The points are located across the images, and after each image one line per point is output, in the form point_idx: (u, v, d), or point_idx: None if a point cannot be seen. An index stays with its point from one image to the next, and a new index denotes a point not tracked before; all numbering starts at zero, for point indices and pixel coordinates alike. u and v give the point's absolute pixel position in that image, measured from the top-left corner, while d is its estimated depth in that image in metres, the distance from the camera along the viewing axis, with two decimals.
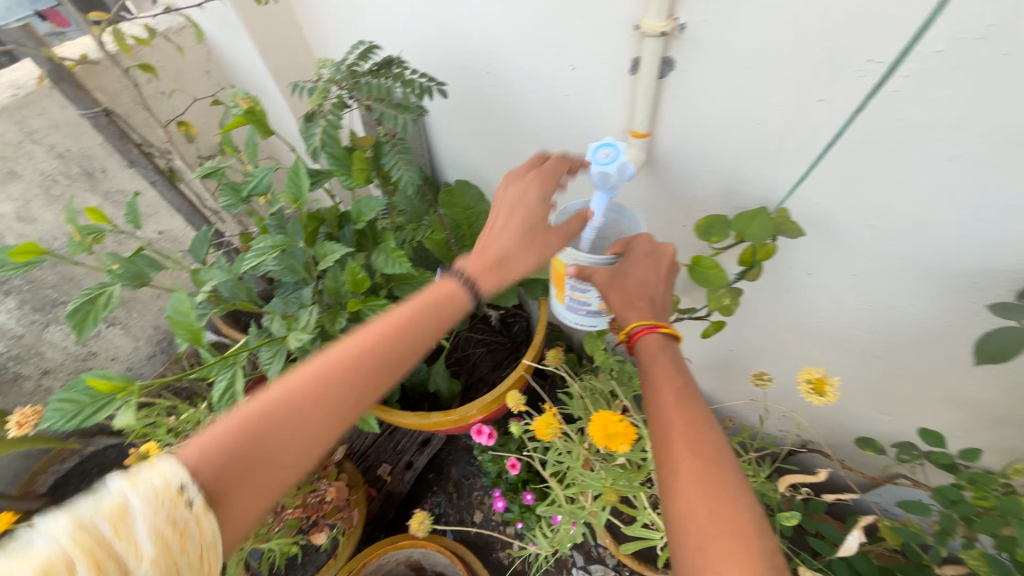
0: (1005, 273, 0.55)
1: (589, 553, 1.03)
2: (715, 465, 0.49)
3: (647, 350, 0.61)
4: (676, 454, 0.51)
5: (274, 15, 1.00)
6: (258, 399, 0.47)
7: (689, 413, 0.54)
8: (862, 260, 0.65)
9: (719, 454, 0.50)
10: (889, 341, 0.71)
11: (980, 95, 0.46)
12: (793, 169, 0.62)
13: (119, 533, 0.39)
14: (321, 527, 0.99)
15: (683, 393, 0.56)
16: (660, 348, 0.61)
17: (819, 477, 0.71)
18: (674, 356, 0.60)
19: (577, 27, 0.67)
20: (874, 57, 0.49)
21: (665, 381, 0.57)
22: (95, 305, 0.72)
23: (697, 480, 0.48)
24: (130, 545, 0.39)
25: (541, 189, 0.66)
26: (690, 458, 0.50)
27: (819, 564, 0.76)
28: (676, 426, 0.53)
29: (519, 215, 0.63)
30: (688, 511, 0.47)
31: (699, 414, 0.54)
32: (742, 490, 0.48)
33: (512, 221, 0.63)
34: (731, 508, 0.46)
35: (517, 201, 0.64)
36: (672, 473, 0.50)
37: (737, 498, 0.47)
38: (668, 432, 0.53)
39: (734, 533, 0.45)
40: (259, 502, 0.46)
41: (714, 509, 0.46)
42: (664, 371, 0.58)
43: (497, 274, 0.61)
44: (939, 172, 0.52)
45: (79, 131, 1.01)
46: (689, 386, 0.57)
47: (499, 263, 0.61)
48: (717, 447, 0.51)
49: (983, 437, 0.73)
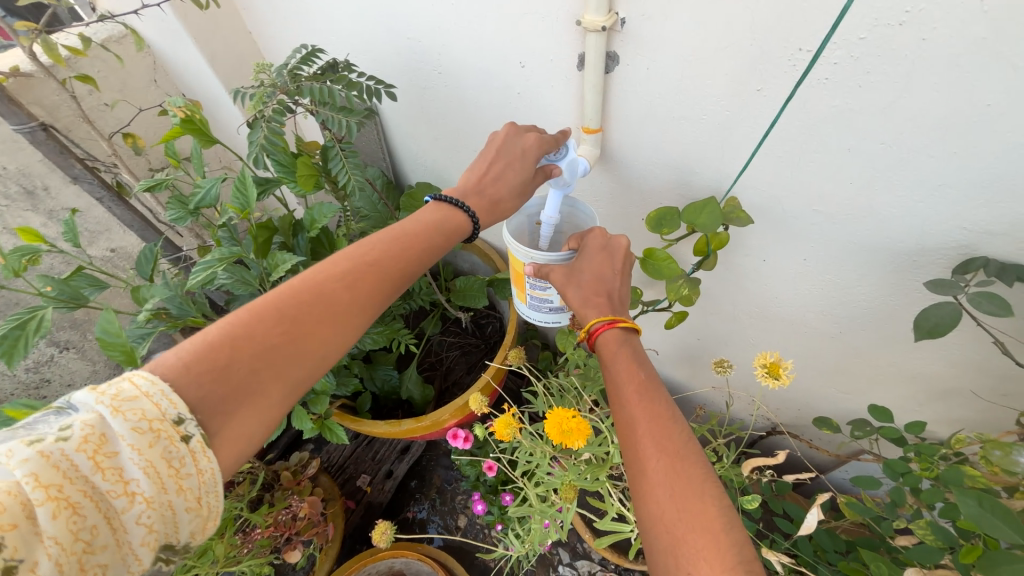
0: (939, 251, 0.57)
1: (575, 549, 1.00)
2: (682, 461, 0.47)
3: (608, 346, 0.60)
4: (643, 452, 0.49)
5: (219, 20, 0.97)
6: (246, 316, 0.46)
7: (654, 408, 0.52)
8: (810, 245, 0.67)
9: (686, 448, 0.48)
10: (841, 322, 0.73)
11: (903, 81, 0.48)
12: (738, 159, 0.63)
13: (102, 471, 0.35)
14: (295, 545, 0.95)
15: (646, 386, 0.54)
16: (620, 342, 0.60)
17: (779, 460, 0.74)
18: (635, 350, 0.59)
19: (523, 25, 0.67)
20: (804, 46, 0.50)
21: (628, 376, 0.56)
22: (25, 331, 0.69)
23: (664, 477, 0.46)
24: (117, 481, 0.35)
25: (506, 153, 0.66)
26: (657, 455, 0.48)
27: (787, 544, 0.78)
28: (642, 423, 0.51)
29: (520, 162, 0.66)
30: (657, 511, 0.45)
31: (664, 408, 0.52)
32: (711, 483, 0.46)
33: (511, 167, 0.66)
34: (700, 503, 0.44)
35: (514, 147, 0.66)
36: (641, 471, 0.48)
37: (706, 492, 0.45)
38: (634, 430, 0.51)
39: (702, 527, 0.43)
40: (262, 421, 0.44)
41: (683, 506, 0.44)
42: (627, 367, 0.57)
43: (445, 234, 0.62)
44: (874, 157, 0.54)
45: (15, 148, 0.94)
46: (652, 379, 0.56)
47: (445, 222, 0.62)
48: (683, 441, 0.49)
49: (933, 410, 0.75)
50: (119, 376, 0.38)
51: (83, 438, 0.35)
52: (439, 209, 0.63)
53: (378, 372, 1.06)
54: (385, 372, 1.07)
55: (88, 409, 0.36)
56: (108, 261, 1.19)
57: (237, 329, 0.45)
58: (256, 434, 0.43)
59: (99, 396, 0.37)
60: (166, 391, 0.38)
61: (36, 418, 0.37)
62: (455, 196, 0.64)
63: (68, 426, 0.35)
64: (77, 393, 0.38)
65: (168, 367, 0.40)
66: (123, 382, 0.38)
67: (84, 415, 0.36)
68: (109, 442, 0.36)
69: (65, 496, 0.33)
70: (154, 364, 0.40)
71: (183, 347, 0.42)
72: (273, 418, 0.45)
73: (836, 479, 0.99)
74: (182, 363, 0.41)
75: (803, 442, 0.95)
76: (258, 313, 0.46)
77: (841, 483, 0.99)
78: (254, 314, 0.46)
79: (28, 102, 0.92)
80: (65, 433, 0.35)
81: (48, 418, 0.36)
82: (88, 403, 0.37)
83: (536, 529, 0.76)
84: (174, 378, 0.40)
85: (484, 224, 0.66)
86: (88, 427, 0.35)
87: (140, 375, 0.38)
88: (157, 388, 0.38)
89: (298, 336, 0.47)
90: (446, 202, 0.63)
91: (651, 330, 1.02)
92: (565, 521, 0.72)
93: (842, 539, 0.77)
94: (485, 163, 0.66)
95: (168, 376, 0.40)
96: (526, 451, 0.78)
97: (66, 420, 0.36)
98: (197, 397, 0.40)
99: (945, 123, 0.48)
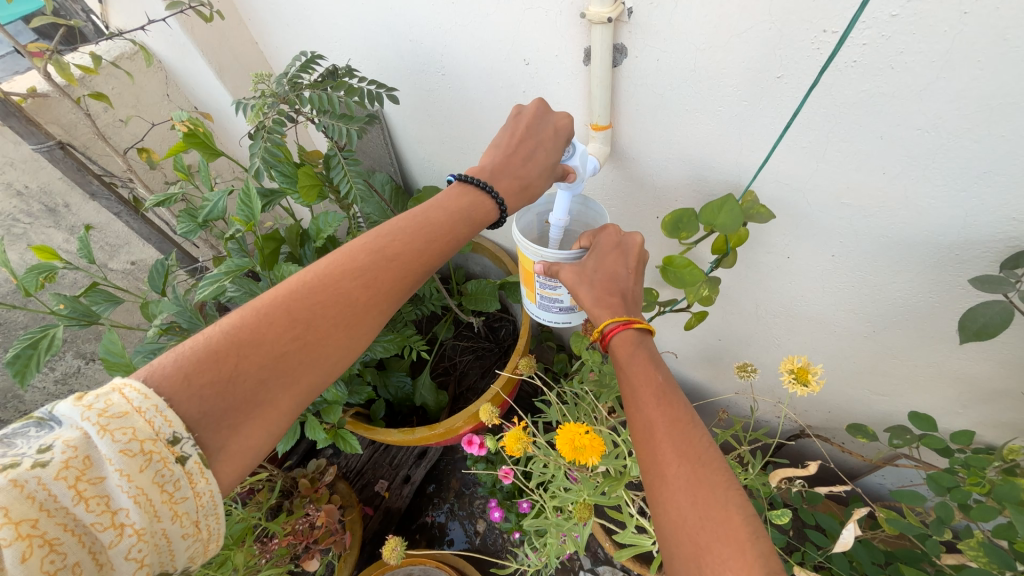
0: (983, 244, 0.52)
1: (596, 554, 0.97)
2: (703, 467, 0.44)
3: (622, 348, 0.57)
4: (661, 458, 0.46)
5: (224, 32, 0.98)
6: (251, 321, 0.44)
7: (672, 413, 0.49)
8: (838, 241, 0.62)
9: (707, 454, 0.45)
10: (874, 320, 0.68)
11: (942, 61, 0.43)
12: (756, 152, 0.60)
13: (85, 501, 0.33)
14: (313, 554, 0.94)
15: (664, 390, 0.51)
16: (635, 344, 0.56)
17: (810, 471, 0.70)
18: (650, 352, 0.56)
19: (527, 23, 0.64)
20: (829, 27, 0.46)
21: (644, 379, 0.53)
22: (37, 350, 0.71)
23: (685, 484, 0.43)
24: (103, 512, 0.34)
25: (536, 130, 0.63)
26: (676, 460, 0.45)
27: (820, 557, 0.73)
28: (660, 427, 0.48)
29: (551, 142, 0.63)
30: (677, 519, 0.42)
31: (683, 413, 0.49)
32: (735, 491, 0.43)
33: (542, 147, 0.62)
34: (723, 511, 0.41)
35: (543, 126, 0.63)
36: (659, 478, 0.45)
37: (730, 500, 0.42)
38: (651, 435, 0.48)
39: (729, 536, 0.40)
40: (268, 435, 0.43)
41: (707, 514, 0.41)
42: (643, 369, 0.54)
43: (469, 224, 0.59)
44: (911, 145, 0.49)
45: (37, 166, 0.96)
46: (669, 382, 0.52)
47: (470, 208, 0.59)
48: (703, 446, 0.46)
49: (980, 416, 0.70)
50: (108, 387, 0.37)
51: (64, 464, 0.33)
52: (462, 192, 0.60)
53: (391, 379, 1.06)
54: (398, 379, 1.07)
55: (73, 427, 0.35)
56: (128, 274, 1.21)
57: (243, 336, 0.43)
58: (261, 447, 0.43)
59: (86, 411, 0.35)
60: (160, 407, 0.37)
61: (14, 430, 0.35)
62: (482, 178, 0.61)
63: (48, 448, 0.33)
64: (60, 404, 0.36)
65: (167, 377, 0.39)
66: (112, 395, 0.36)
67: (68, 435, 0.34)
68: (93, 466, 0.34)
69: (41, 532, 0.31)
70: (153, 374, 0.39)
71: (184, 355, 0.41)
72: (279, 430, 0.44)
73: (874, 486, 0.93)
74: (183, 374, 0.40)
75: (835, 446, 0.90)
76: (267, 317, 0.45)
77: (877, 490, 0.94)
78: (263, 319, 0.45)
79: (47, 122, 0.93)
80: (44, 458, 0.33)
81: (28, 431, 0.35)
82: (73, 419, 0.35)
83: (552, 543, 0.73)
84: (174, 391, 0.39)
85: (512, 208, 0.63)
86: (71, 450, 0.34)
87: (133, 388, 0.37)
88: (150, 404, 0.37)
89: (309, 344, 0.46)
90: (470, 183, 0.60)
91: (670, 331, 0.99)
92: (581, 535, 0.71)
93: (879, 550, 0.72)
94: (513, 139, 0.62)
95: (167, 389, 0.39)
96: (540, 462, 0.77)
97: (47, 439, 0.34)
98: (200, 411, 0.39)
99: (991, 105, 0.43)
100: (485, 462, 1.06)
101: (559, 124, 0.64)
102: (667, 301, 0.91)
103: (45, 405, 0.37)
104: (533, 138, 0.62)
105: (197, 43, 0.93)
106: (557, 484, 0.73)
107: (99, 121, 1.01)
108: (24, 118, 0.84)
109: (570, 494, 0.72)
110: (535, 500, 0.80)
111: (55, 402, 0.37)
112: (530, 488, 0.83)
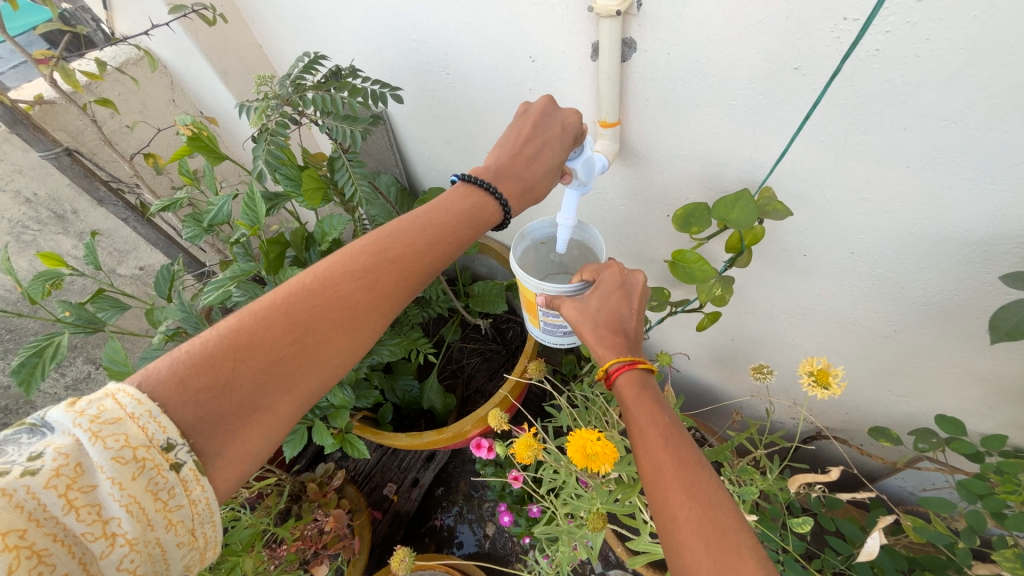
0: (1014, 239, 0.50)
1: (607, 558, 0.95)
2: (714, 509, 0.43)
3: (628, 389, 0.54)
4: (672, 501, 0.44)
5: (228, 35, 0.98)
6: (250, 322, 0.43)
7: (680, 453, 0.47)
8: (858, 239, 0.60)
9: (718, 497, 0.44)
10: (896, 320, 0.66)
11: (971, 47, 0.41)
12: (774, 146, 0.58)
13: (76, 510, 0.32)
14: (322, 560, 0.93)
15: (671, 430, 0.49)
16: (640, 385, 0.54)
17: (831, 477, 0.67)
18: (655, 393, 0.54)
19: (532, 18, 0.63)
20: (850, 15, 0.44)
21: (650, 420, 0.50)
22: (42, 358, 0.71)
23: (697, 528, 0.42)
24: (94, 521, 0.33)
25: (545, 124, 0.61)
26: (687, 503, 0.43)
27: (841, 564, 0.71)
28: (670, 469, 0.46)
29: (558, 140, 0.61)
30: (692, 564, 0.41)
31: (692, 454, 0.47)
32: (746, 532, 0.41)
33: (549, 146, 0.61)
34: (738, 556, 0.40)
35: (550, 123, 0.62)
36: (672, 522, 0.43)
37: (743, 543, 0.41)
38: (660, 476, 0.46)
39: None
40: (266, 439, 0.42)
41: (721, 559, 0.40)
42: (648, 410, 0.52)
43: (473, 225, 0.58)
44: (937, 138, 0.47)
45: (46, 173, 0.96)
46: (675, 422, 0.50)
47: (475, 208, 0.58)
48: (714, 488, 0.44)
49: (1008, 419, 0.67)
50: (102, 392, 0.36)
51: (55, 472, 0.32)
52: (466, 192, 0.59)
53: (398, 383, 1.05)
54: (405, 382, 1.06)
55: (65, 433, 0.34)
56: (136, 279, 1.21)
57: (241, 339, 0.42)
58: (259, 453, 0.42)
59: (77, 418, 0.34)
60: (154, 413, 0.36)
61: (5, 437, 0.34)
62: (486, 178, 0.59)
63: (38, 456, 0.32)
64: (53, 410, 0.35)
65: (161, 382, 0.38)
66: (106, 401, 0.35)
67: (59, 442, 0.33)
68: (85, 474, 0.33)
69: (29, 543, 0.30)
70: (148, 379, 0.38)
71: (180, 358, 0.40)
72: (278, 435, 0.43)
73: (894, 489, 0.91)
74: (178, 378, 0.39)
75: (854, 448, 0.88)
76: (265, 320, 0.44)
77: (899, 493, 0.91)
78: (260, 321, 0.44)
79: (55, 129, 0.93)
80: (34, 466, 0.32)
81: (20, 438, 0.34)
82: (65, 426, 0.34)
83: (564, 550, 0.71)
84: (168, 396, 0.38)
85: (516, 212, 0.61)
86: (62, 457, 0.33)
87: (127, 393, 0.36)
88: (144, 409, 0.36)
89: (308, 347, 0.45)
90: (474, 184, 0.59)
91: (682, 332, 0.97)
92: (594, 542, 0.69)
93: (904, 558, 0.69)
94: (519, 139, 0.61)
95: (161, 395, 0.38)
96: (551, 468, 0.75)
97: (38, 447, 0.33)
98: (195, 417, 0.38)
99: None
100: (494, 467, 1.04)
101: (567, 119, 0.62)
102: (678, 301, 0.89)
103: (37, 411, 0.36)
104: (541, 133, 0.61)
105: (201, 46, 0.92)
106: (568, 490, 0.71)
107: (106, 127, 1.00)
108: (32, 126, 0.84)
109: (582, 502, 0.70)
110: (546, 506, 0.78)
111: (48, 408, 0.36)
112: (541, 494, 0.81)
